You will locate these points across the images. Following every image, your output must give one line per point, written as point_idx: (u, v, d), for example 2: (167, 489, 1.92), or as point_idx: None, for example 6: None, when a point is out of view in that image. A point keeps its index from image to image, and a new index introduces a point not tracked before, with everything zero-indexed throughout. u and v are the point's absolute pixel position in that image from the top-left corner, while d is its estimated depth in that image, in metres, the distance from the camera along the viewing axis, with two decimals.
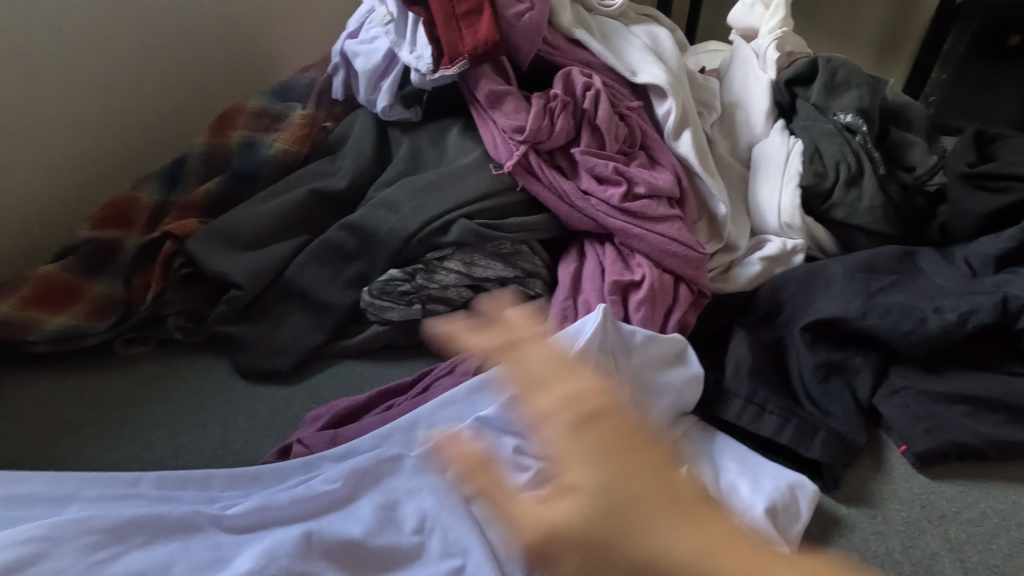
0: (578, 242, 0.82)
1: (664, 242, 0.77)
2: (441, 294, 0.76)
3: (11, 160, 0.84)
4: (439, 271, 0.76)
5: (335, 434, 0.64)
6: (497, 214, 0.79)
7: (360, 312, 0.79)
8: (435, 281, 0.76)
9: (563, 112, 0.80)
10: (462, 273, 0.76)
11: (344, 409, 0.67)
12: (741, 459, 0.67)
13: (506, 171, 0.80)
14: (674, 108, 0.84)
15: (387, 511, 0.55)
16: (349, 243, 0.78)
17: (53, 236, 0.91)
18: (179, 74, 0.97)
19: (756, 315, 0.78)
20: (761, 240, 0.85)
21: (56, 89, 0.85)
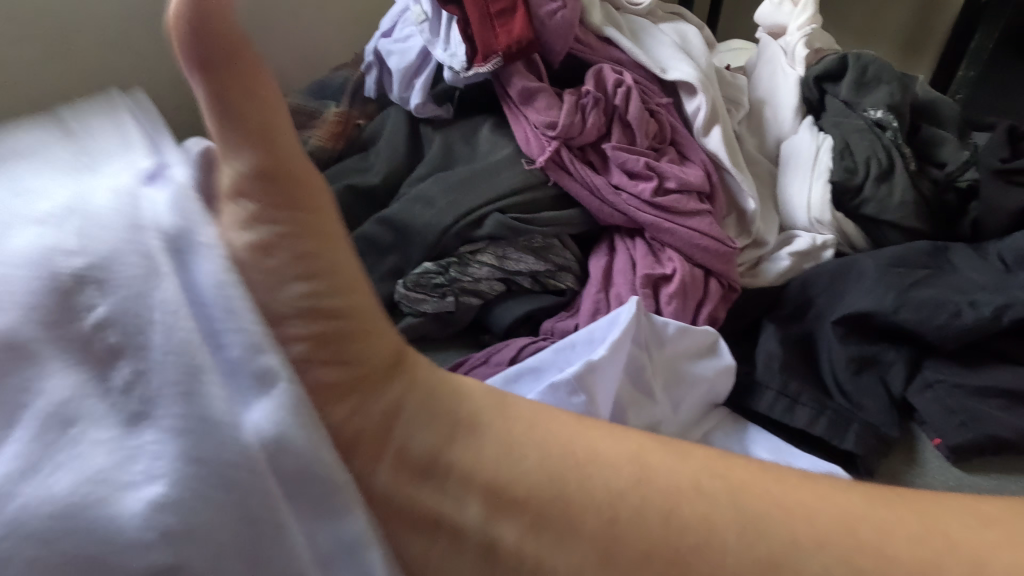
0: (608, 237, 0.83)
1: (695, 236, 0.78)
2: (475, 287, 0.77)
3: None
4: (473, 264, 0.77)
5: None
6: (530, 208, 0.80)
7: (395, 304, 0.81)
8: (468, 274, 0.77)
9: (595, 108, 0.82)
10: (496, 267, 0.77)
11: None
12: (773, 451, 0.68)
13: (538, 167, 0.81)
14: (704, 105, 0.85)
15: None
16: (385, 236, 0.80)
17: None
18: None
19: (786, 310, 0.79)
20: (791, 236, 0.86)
21: None
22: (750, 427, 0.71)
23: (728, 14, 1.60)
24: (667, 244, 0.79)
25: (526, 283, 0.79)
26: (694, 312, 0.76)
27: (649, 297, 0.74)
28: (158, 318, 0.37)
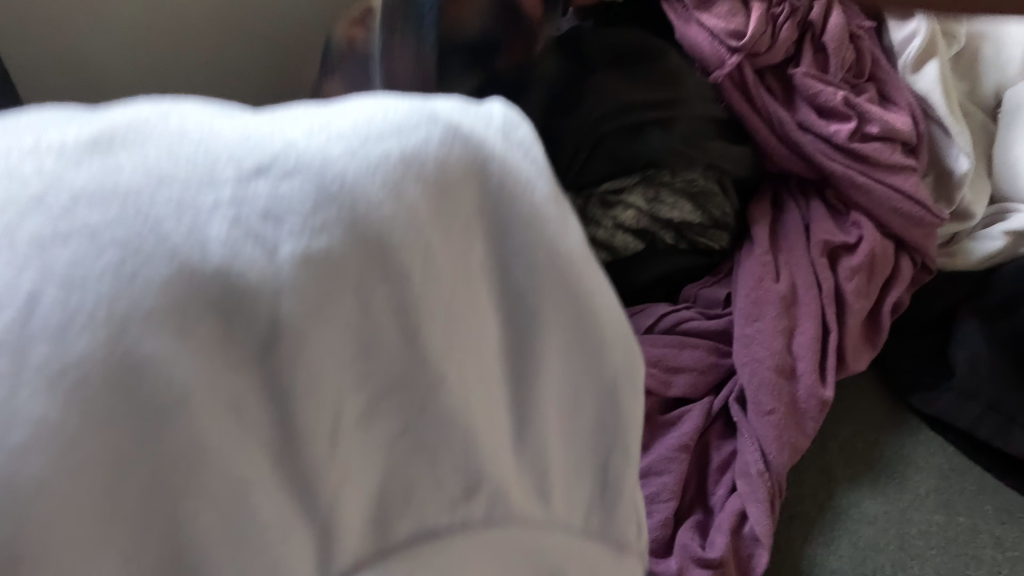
0: (773, 189, 0.69)
1: (895, 198, 0.63)
2: (614, 239, 0.61)
3: None
4: (615, 206, 0.60)
5: None
6: (699, 131, 0.61)
7: None
8: (607, 216, 0.60)
9: (790, 19, 0.64)
10: (647, 211, 0.60)
11: None
12: (947, 476, 0.55)
13: (710, 82, 0.63)
14: (921, 32, 0.67)
15: None
16: None
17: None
18: None
19: (993, 301, 0.63)
20: (1003, 211, 0.69)
21: None
22: (935, 442, 0.58)
23: None
24: (855, 206, 0.65)
25: (669, 238, 0.63)
26: (880, 289, 0.62)
27: (827, 270, 0.60)
28: None
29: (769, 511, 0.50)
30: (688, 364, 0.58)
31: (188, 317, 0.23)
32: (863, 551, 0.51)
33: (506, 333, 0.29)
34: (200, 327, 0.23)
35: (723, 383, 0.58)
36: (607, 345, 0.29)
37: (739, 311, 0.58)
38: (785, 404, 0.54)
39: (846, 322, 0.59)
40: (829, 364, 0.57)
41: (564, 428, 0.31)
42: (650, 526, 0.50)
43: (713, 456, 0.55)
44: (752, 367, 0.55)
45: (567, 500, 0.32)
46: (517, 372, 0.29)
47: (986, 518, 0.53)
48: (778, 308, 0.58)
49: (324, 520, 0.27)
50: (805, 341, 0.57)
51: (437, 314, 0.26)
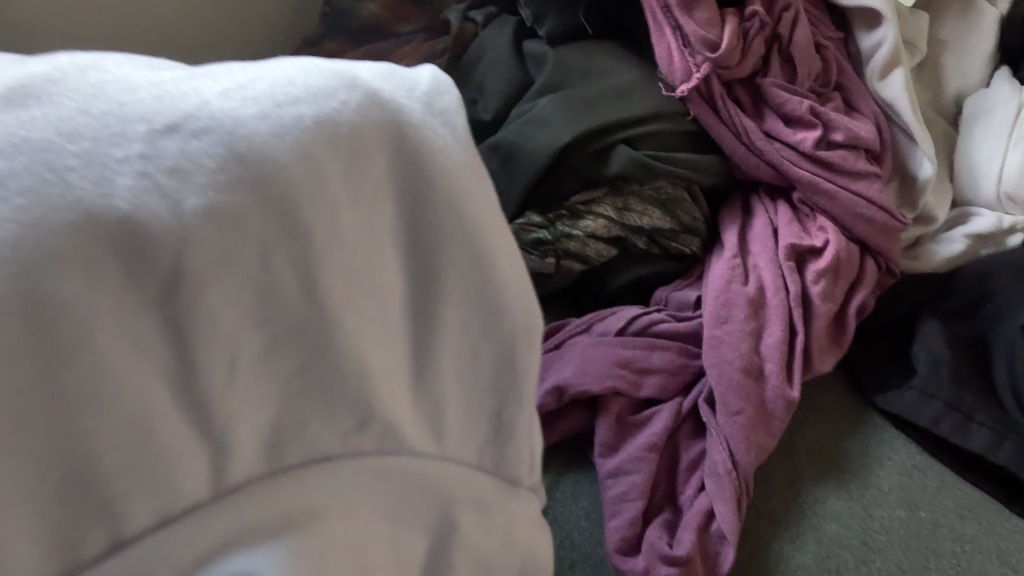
0: (742, 196, 0.71)
1: (859, 203, 0.65)
2: (584, 249, 0.64)
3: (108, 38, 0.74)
4: (586, 217, 0.64)
5: None
6: (664, 142, 0.66)
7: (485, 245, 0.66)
8: (579, 228, 0.64)
9: (758, 32, 0.66)
10: (615, 220, 0.63)
11: None
12: (908, 473, 0.57)
13: (677, 96, 0.66)
14: (888, 40, 0.68)
15: None
16: (489, 165, 0.65)
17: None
18: None
19: (953, 303, 0.64)
20: (966, 214, 0.71)
21: None
22: (899, 440, 0.60)
23: None
24: (822, 210, 0.67)
25: (641, 244, 0.65)
26: (845, 289, 0.64)
27: (794, 274, 0.62)
28: None
29: (735, 509, 0.51)
30: (658, 365, 0.58)
31: (93, 259, 0.23)
32: (827, 547, 0.52)
33: (411, 282, 0.31)
34: (109, 277, 0.24)
35: (694, 385, 0.60)
36: (507, 301, 0.32)
37: (708, 314, 0.59)
38: (752, 404, 0.55)
39: (813, 325, 0.60)
40: (796, 365, 0.58)
41: (461, 373, 0.33)
42: (618, 525, 0.51)
43: (682, 457, 0.56)
44: (720, 369, 0.57)
45: (462, 439, 0.35)
46: (421, 322, 0.32)
47: (946, 513, 0.54)
48: (746, 311, 0.59)
49: (219, 458, 0.29)
50: (773, 343, 0.58)
51: (345, 280, 0.28)
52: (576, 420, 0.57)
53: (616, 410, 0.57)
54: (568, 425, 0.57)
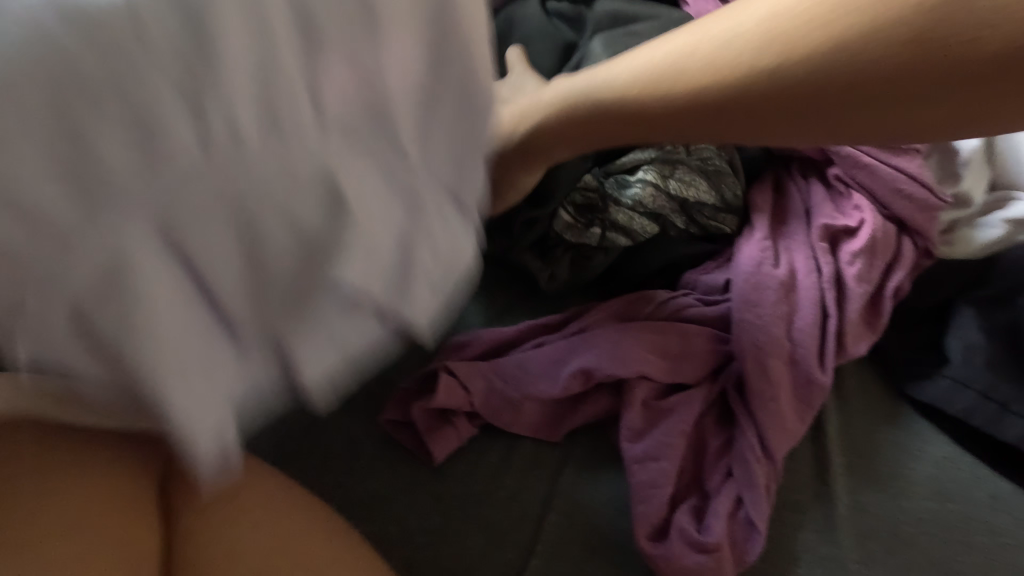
0: (773, 173, 0.68)
1: (898, 178, 0.63)
2: (628, 220, 0.62)
3: None
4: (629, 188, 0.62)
5: (485, 366, 0.57)
6: None
7: (512, 218, 0.64)
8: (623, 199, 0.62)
9: None
10: (661, 190, 0.62)
11: (493, 339, 0.60)
12: (940, 464, 0.56)
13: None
14: None
15: None
16: None
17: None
18: None
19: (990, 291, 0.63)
20: (1004, 198, 0.67)
21: None
22: (928, 429, 0.59)
23: None
24: (858, 186, 0.65)
25: (679, 222, 0.63)
26: (880, 271, 0.62)
27: (827, 255, 0.60)
28: None
29: (765, 498, 0.51)
30: (688, 350, 0.58)
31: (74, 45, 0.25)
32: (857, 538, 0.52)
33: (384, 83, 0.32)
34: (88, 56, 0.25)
35: (721, 371, 0.59)
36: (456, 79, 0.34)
37: (737, 297, 0.58)
38: (785, 392, 0.55)
39: (849, 307, 0.59)
40: (828, 348, 0.57)
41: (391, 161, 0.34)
42: (647, 511, 0.51)
43: (710, 443, 0.55)
44: (752, 351, 0.56)
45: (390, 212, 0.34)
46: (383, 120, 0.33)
47: (979, 505, 0.53)
48: (778, 293, 0.58)
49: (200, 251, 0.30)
50: (806, 326, 0.57)
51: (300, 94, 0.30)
52: (601, 405, 0.56)
53: (641, 395, 0.55)
54: (594, 409, 0.56)
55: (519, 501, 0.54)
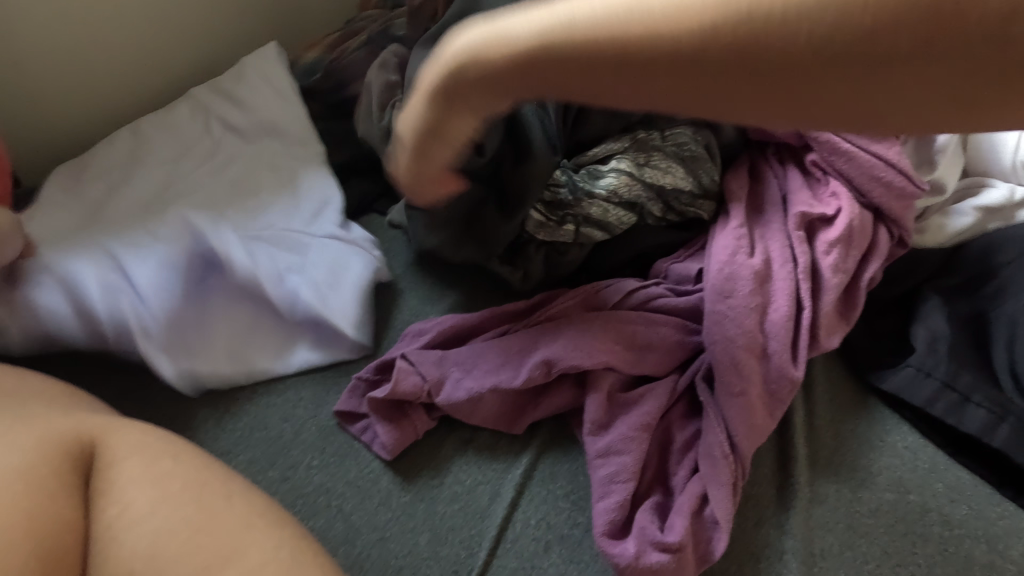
0: (748, 159, 0.67)
1: (877, 166, 0.61)
2: (608, 213, 0.60)
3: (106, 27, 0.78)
4: (604, 175, 0.60)
5: (443, 355, 0.56)
6: None
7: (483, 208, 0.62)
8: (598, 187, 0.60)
9: None
10: (637, 177, 0.60)
11: (453, 327, 0.58)
12: (898, 456, 0.55)
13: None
14: None
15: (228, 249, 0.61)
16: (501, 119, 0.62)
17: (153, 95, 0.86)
18: None
19: (957, 280, 0.63)
20: (977, 185, 0.67)
21: None
22: (890, 420, 0.58)
23: None
24: (835, 173, 0.63)
25: (656, 210, 0.62)
26: (854, 261, 0.60)
27: (803, 245, 0.59)
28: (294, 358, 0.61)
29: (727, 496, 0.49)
30: (655, 341, 0.56)
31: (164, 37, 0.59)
32: (811, 531, 0.51)
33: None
34: None
35: (689, 362, 0.58)
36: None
37: (710, 286, 0.57)
38: (756, 386, 0.53)
39: (823, 298, 0.57)
40: (801, 343, 0.56)
41: None
42: (604, 508, 0.49)
43: (675, 439, 0.54)
44: (724, 345, 0.54)
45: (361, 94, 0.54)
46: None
47: (936, 496, 0.52)
48: (751, 284, 0.56)
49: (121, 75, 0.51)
50: (778, 319, 0.55)
51: None
52: (563, 397, 0.55)
53: (607, 386, 0.54)
54: (555, 403, 0.55)
55: (472, 496, 0.52)
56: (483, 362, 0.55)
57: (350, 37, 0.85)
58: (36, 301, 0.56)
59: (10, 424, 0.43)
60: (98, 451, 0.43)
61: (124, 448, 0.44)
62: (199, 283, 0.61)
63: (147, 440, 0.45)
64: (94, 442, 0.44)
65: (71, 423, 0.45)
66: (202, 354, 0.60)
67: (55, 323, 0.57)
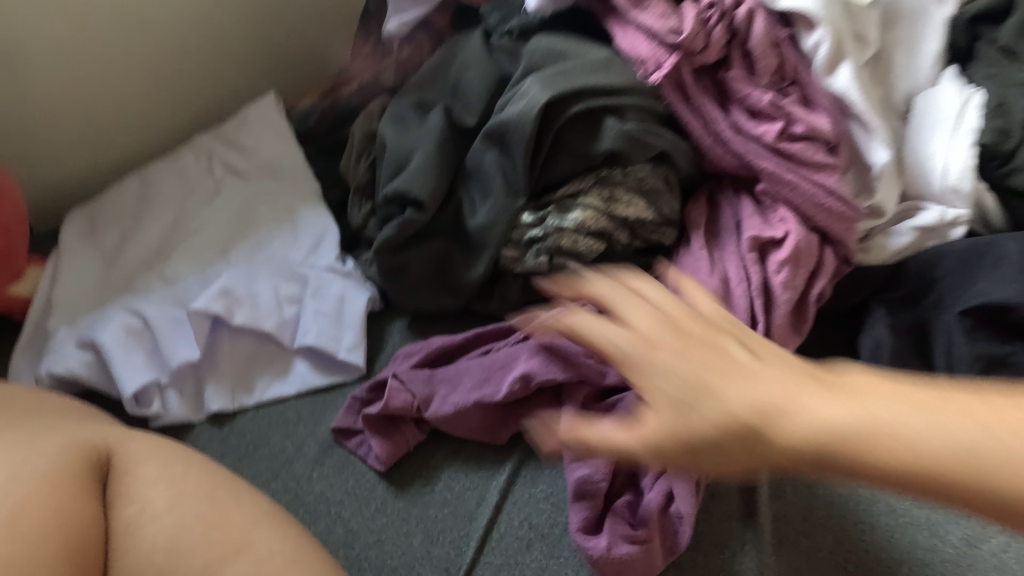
0: (708, 191, 0.74)
1: (819, 194, 0.67)
2: (576, 245, 0.66)
3: (116, 82, 0.85)
4: (574, 209, 0.66)
5: (431, 373, 0.60)
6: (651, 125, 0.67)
7: (467, 242, 0.69)
8: (568, 220, 0.66)
9: (719, 22, 0.68)
10: (603, 212, 0.66)
11: (440, 347, 0.63)
12: None
13: (649, 85, 0.68)
14: (826, 39, 0.70)
15: (226, 296, 0.67)
16: (483, 165, 0.69)
17: (160, 137, 0.93)
18: (260, 8, 0.95)
19: (900, 293, 0.70)
20: (914, 207, 0.74)
21: (145, 19, 0.84)
22: None
23: None
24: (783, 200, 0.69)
25: (624, 237, 0.68)
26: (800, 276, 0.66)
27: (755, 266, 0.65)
28: (290, 389, 0.66)
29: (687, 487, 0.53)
30: None
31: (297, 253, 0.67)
32: (773, 524, 0.56)
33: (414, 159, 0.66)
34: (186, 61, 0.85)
35: None
36: None
37: None
38: None
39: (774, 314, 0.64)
40: None
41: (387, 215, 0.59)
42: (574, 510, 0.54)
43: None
44: None
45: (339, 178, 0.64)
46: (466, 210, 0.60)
47: None
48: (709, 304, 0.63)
49: None
50: None
51: None
52: (543, 412, 0.58)
53: (580, 398, 0.57)
54: (539, 414, 0.59)
55: (460, 501, 0.57)
56: (468, 379, 0.59)
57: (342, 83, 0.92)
58: (49, 366, 0.63)
59: (39, 436, 0.48)
60: (115, 458, 0.49)
61: (138, 460, 0.48)
62: (200, 325, 0.66)
63: (162, 448, 0.50)
64: (114, 449, 0.49)
65: (90, 433, 0.50)
66: (207, 384, 0.65)
67: (68, 376, 0.63)
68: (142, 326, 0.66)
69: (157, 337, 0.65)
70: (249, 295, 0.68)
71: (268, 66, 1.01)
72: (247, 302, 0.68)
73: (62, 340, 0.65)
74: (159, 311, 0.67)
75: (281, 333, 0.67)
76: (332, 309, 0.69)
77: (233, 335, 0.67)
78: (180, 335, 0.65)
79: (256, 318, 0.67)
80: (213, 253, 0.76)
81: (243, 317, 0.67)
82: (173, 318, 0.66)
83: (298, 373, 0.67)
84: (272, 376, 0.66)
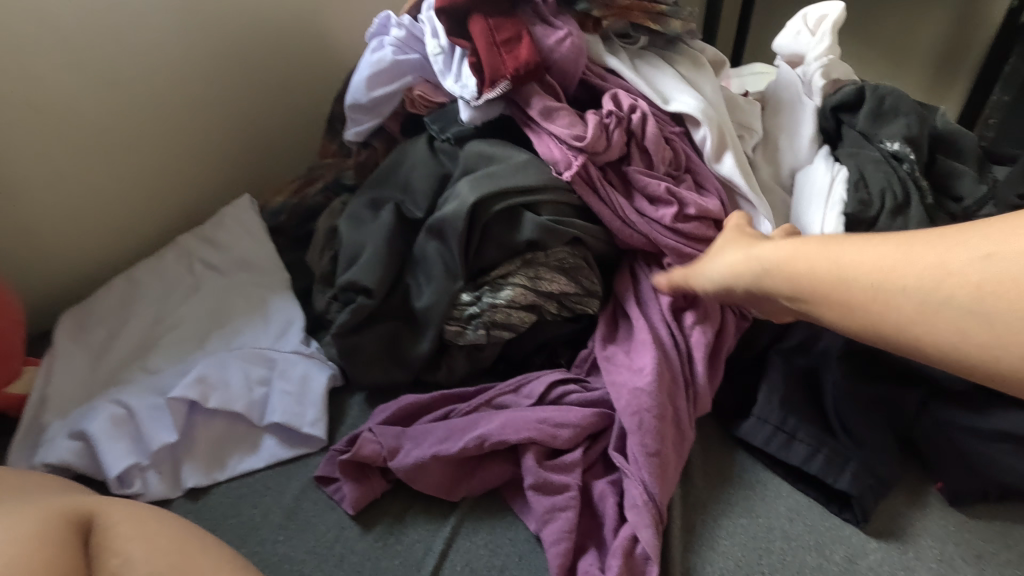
0: (629, 265, 0.85)
1: None
2: (508, 318, 0.76)
3: (104, 192, 0.96)
4: (505, 287, 0.77)
5: (400, 432, 0.69)
6: (567, 213, 0.79)
7: (417, 321, 0.80)
8: (500, 297, 0.77)
9: (617, 127, 0.81)
10: (529, 288, 0.77)
11: (410, 406, 0.73)
12: (750, 488, 0.70)
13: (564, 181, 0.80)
14: (710, 134, 0.84)
15: (201, 383, 0.76)
16: (426, 253, 0.80)
17: (143, 238, 1.04)
18: (234, 120, 1.08)
19: (791, 342, 0.78)
20: None
21: (131, 137, 0.96)
22: (746, 459, 0.73)
23: (752, 46, 1.66)
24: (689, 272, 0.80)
25: (552, 309, 0.78)
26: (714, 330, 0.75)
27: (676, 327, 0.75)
28: (260, 463, 0.74)
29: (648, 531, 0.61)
30: (573, 420, 0.68)
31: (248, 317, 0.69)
32: (685, 554, 0.64)
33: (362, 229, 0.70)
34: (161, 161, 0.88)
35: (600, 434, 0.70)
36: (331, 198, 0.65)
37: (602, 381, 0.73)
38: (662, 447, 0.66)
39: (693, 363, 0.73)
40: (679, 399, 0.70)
41: None
42: (553, 554, 0.61)
43: (595, 493, 0.66)
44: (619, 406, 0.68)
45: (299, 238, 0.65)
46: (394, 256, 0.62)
47: (780, 517, 0.67)
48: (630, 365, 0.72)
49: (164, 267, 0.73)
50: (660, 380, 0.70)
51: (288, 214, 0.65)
52: (483, 466, 0.68)
53: (533, 456, 0.66)
54: (489, 475, 0.67)
55: (409, 553, 0.65)
56: (432, 436, 0.68)
57: (307, 182, 1.04)
58: (43, 457, 0.71)
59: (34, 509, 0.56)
60: (97, 523, 0.56)
61: (120, 527, 0.56)
62: (178, 411, 0.74)
63: (141, 516, 0.57)
64: (99, 518, 0.56)
65: (77, 504, 0.57)
66: (184, 464, 0.73)
67: (59, 465, 0.70)
68: (127, 415, 0.74)
69: (139, 425, 0.73)
70: (223, 381, 0.77)
71: (242, 168, 1.13)
72: (221, 388, 0.77)
73: (55, 434, 0.73)
74: (141, 401, 0.75)
75: (252, 414, 0.76)
76: (297, 389, 0.78)
77: (208, 418, 0.76)
78: (161, 421, 0.74)
79: (228, 401, 0.76)
80: (192, 343, 0.85)
81: (216, 401, 0.75)
82: (154, 406, 0.75)
83: (267, 449, 0.75)
84: (244, 453, 0.75)
